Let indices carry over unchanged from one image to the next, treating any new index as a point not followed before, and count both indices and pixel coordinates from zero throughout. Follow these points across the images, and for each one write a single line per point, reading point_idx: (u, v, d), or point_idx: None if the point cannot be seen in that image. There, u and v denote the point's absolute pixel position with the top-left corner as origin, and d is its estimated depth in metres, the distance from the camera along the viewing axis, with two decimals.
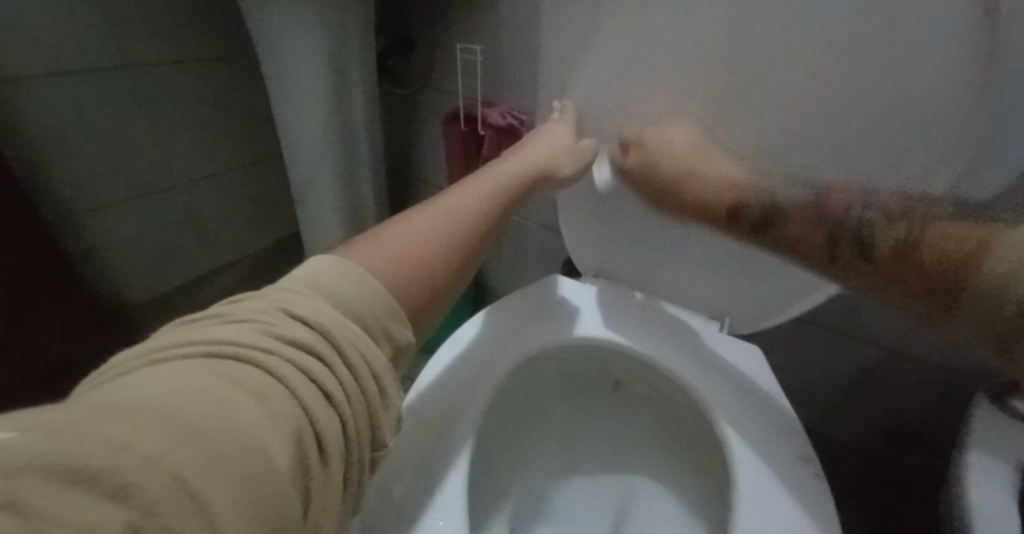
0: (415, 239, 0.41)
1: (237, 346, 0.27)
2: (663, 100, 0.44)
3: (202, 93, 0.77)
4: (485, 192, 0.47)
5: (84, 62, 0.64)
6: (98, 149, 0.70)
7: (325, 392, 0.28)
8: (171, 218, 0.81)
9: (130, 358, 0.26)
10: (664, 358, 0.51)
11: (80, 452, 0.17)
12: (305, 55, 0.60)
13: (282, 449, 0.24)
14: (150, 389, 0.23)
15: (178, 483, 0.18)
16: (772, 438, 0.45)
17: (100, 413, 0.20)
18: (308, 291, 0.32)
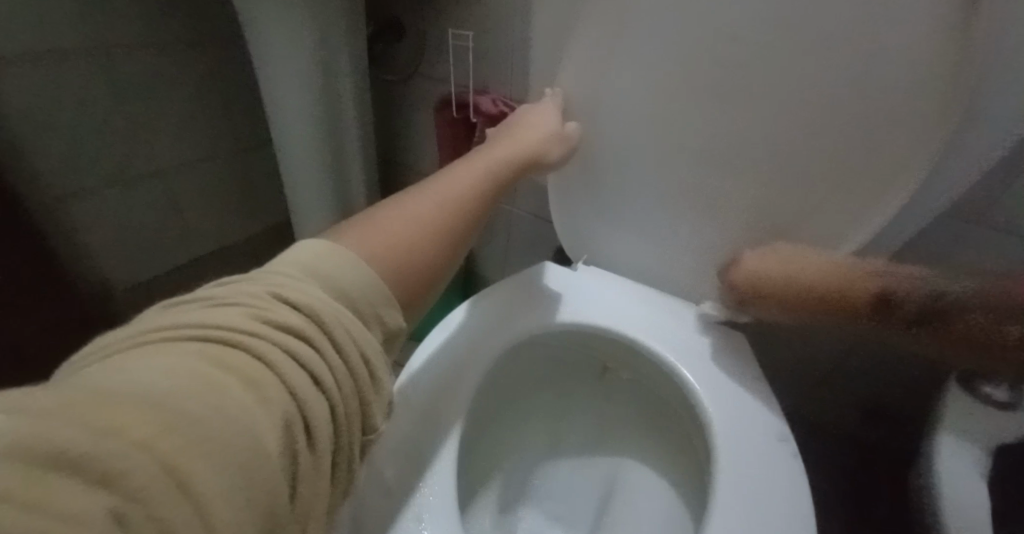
0: (407, 219, 0.37)
1: (218, 329, 0.23)
2: (655, 85, 0.46)
3: (181, 78, 0.79)
4: (479, 173, 0.44)
5: (64, 44, 0.66)
6: (83, 131, 0.72)
7: (316, 378, 0.24)
8: (154, 200, 0.84)
9: (106, 344, 0.23)
10: (649, 341, 0.51)
11: (67, 435, 0.15)
12: (289, 36, 0.60)
13: (273, 436, 0.21)
14: (116, 375, 0.19)
15: (167, 471, 0.16)
16: (751, 420, 0.45)
17: (81, 396, 0.17)
18: (302, 275, 0.28)
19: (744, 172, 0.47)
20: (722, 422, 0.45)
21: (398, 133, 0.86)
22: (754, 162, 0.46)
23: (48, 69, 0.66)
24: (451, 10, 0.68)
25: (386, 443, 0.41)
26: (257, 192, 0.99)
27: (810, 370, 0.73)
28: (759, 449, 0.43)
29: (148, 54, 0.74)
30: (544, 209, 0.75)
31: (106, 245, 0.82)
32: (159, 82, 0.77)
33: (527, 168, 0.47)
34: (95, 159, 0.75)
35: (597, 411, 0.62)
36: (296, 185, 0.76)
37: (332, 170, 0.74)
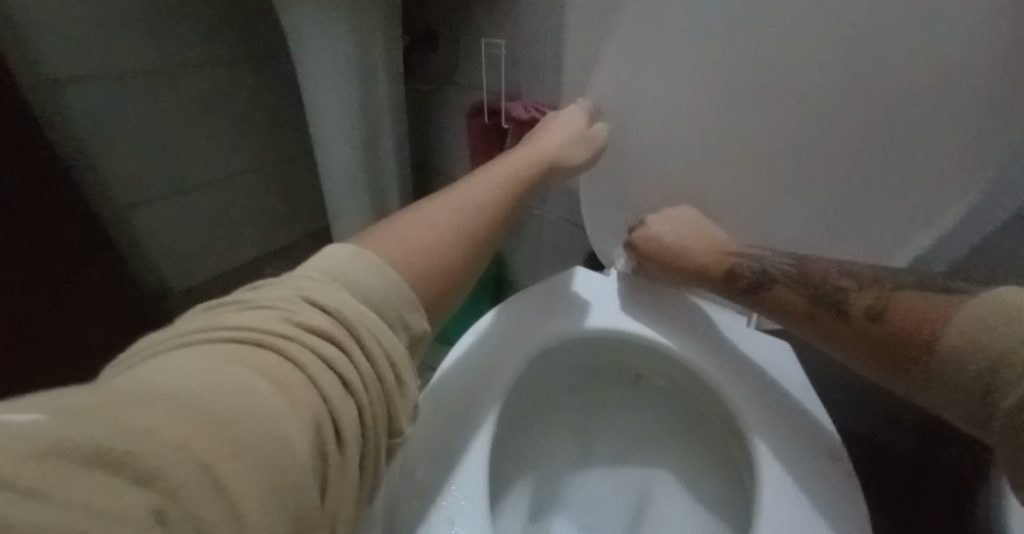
0: (429, 226, 0.37)
1: (251, 332, 0.24)
2: (690, 86, 0.45)
3: (232, 97, 0.83)
4: (502, 180, 0.44)
5: (127, 65, 0.71)
6: (143, 146, 0.77)
7: (344, 380, 0.25)
8: (205, 210, 0.89)
9: (148, 347, 0.24)
10: (683, 349, 0.49)
11: (109, 436, 0.15)
12: (330, 50, 0.62)
13: (302, 435, 0.21)
14: (156, 377, 0.20)
15: (203, 471, 0.17)
16: (796, 434, 0.43)
17: (122, 399, 0.18)
18: (330, 280, 0.28)
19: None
20: (764, 436, 0.43)
21: (432, 142, 0.87)
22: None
23: (113, 90, 0.71)
24: (484, 20, 0.68)
25: (416, 445, 0.41)
26: (298, 201, 1.03)
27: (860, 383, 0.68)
28: (805, 466, 0.41)
29: (202, 75, 0.79)
30: (575, 215, 0.75)
31: (161, 254, 0.87)
32: (211, 101, 0.81)
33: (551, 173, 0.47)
34: (153, 173, 0.80)
35: (630, 421, 0.61)
36: (334, 194, 0.78)
37: (368, 179, 0.76)
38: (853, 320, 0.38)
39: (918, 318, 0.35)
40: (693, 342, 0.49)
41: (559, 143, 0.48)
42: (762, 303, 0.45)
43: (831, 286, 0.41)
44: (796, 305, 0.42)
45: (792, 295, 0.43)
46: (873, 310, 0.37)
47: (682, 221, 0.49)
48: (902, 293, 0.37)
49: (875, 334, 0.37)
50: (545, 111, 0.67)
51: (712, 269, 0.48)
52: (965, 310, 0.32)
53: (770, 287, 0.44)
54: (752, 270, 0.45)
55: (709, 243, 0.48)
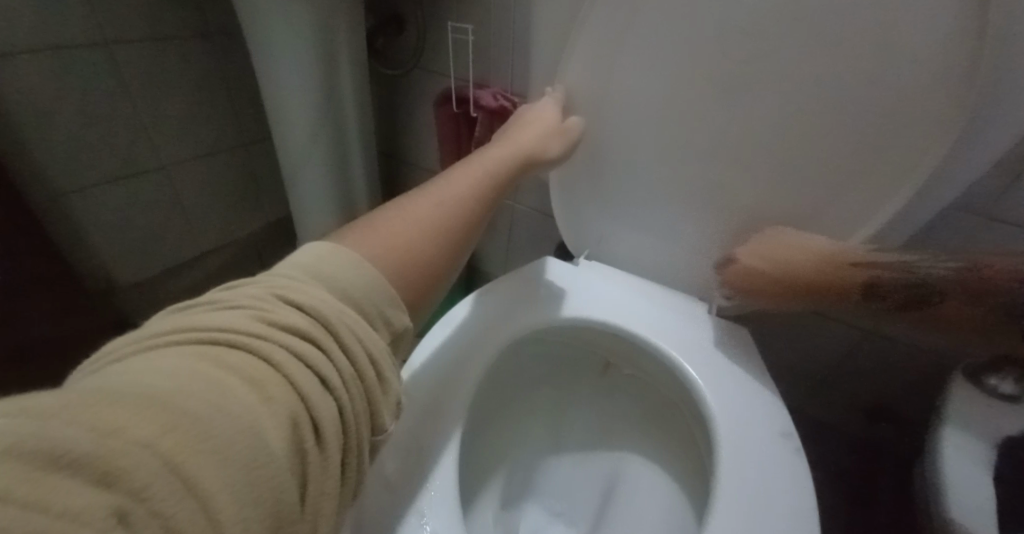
0: (408, 221, 0.37)
1: (223, 331, 0.23)
2: (657, 82, 0.46)
3: (182, 76, 0.78)
4: (479, 174, 0.43)
5: (63, 40, 0.65)
6: (82, 128, 0.72)
7: (323, 379, 0.24)
8: (155, 198, 0.84)
9: (112, 349, 0.23)
10: (649, 336, 0.51)
11: (68, 438, 0.15)
12: (290, 31, 0.59)
13: (279, 434, 0.21)
14: (120, 378, 0.19)
15: (171, 471, 0.16)
16: (753, 414, 0.45)
17: (89, 399, 0.17)
18: (304, 277, 0.28)
19: (751, 167, 0.47)
20: (726, 418, 0.45)
21: (400, 130, 0.85)
22: (757, 156, 0.46)
23: (47, 66, 0.65)
24: (452, 3, 0.67)
25: (392, 437, 0.41)
26: (257, 190, 0.98)
27: (811, 365, 0.73)
28: (761, 446, 0.43)
29: (149, 52, 0.73)
30: (547, 206, 0.75)
31: (108, 244, 0.82)
32: (159, 82, 0.76)
33: (527, 167, 0.47)
34: (96, 158, 0.75)
35: (599, 406, 0.62)
36: (297, 182, 0.75)
37: (333, 167, 0.74)
38: None
39: None
40: (661, 331, 0.51)
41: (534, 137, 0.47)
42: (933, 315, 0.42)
43: (1012, 293, 0.38)
44: (973, 317, 0.40)
45: (966, 310, 0.40)
46: None
47: (791, 239, 0.47)
48: None
49: None
50: (515, 101, 0.66)
51: (854, 286, 0.44)
52: None
53: (936, 300, 0.41)
54: (903, 287, 0.42)
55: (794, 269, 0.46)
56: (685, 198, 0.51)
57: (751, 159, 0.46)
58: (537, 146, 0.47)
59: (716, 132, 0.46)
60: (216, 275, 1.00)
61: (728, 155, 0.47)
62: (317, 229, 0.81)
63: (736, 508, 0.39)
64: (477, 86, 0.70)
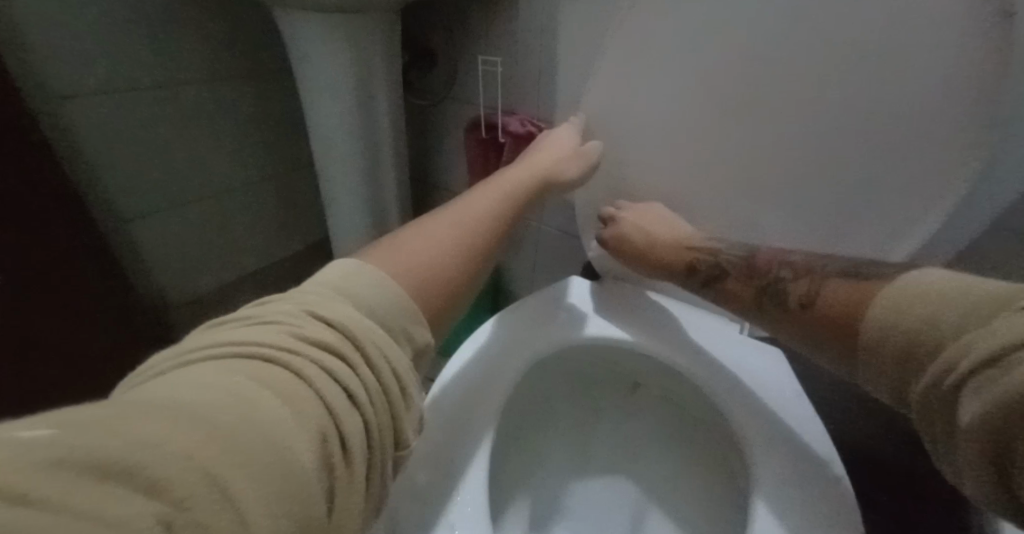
0: (432, 242, 0.38)
1: (258, 347, 0.24)
2: (680, 106, 0.46)
3: (234, 111, 0.85)
4: (502, 197, 0.45)
5: (132, 81, 0.72)
6: (144, 160, 0.78)
7: (350, 393, 0.25)
8: (207, 223, 0.90)
9: (158, 363, 0.25)
10: (677, 355, 0.50)
11: (121, 445, 0.16)
12: (332, 67, 0.64)
13: (308, 446, 0.22)
14: (167, 390, 0.21)
15: (209, 479, 0.17)
16: (788, 436, 0.43)
17: (137, 413, 0.18)
18: (334, 295, 0.29)
19: (778, 186, 0.46)
20: (760, 438, 0.43)
21: (431, 155, 0.89)
22: (785, 175, 0.45)
23: (117, 105, 0.72)
24: (481, 35, 0.70)
25: (418, 453, 0.42)
26: (298, 214, 1.04)
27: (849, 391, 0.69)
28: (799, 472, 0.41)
29: (206, 90, 0.80)
30: (572, 226, 0.76)
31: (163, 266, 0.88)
32: (214, 116, 0.83)
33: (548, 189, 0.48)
34: (156, 187, 0.81)
35: (626, 429, 0.61)
36: (334, 206, 0.79)
37: (368, 191, 0.77)
38: (809, 307, 0.39)
39: (846, 300, 0.36)
40: (690, 349, 0.50)
41: (556, 160, 0.49)
42: (721, 295, 0.47)
43: (773, 274, 0.43)
44: (745, 293, 0.44)
45: (741, 285, 0.45)
46: (806, 297, 0.39)
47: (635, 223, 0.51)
48: (833, 279, 0.39)
49: (808, 319, 0.39)
50: (541, 126, 0.68)
51: (675, 261, 0.49)
52: (890, 288, 0.34)
53: (722, 279, 0.46)
54: (716, 265, 0.47)
55: (675, 237, 0.49)
56: (710, 218, 0.51)
57: (778, 178, 0.45)
58: (558, 169, 0.48)
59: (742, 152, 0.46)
60: (258, 294, 1.05)
61: (754, 174, 0.46)
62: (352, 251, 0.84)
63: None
64: (504, 113, 0.72)
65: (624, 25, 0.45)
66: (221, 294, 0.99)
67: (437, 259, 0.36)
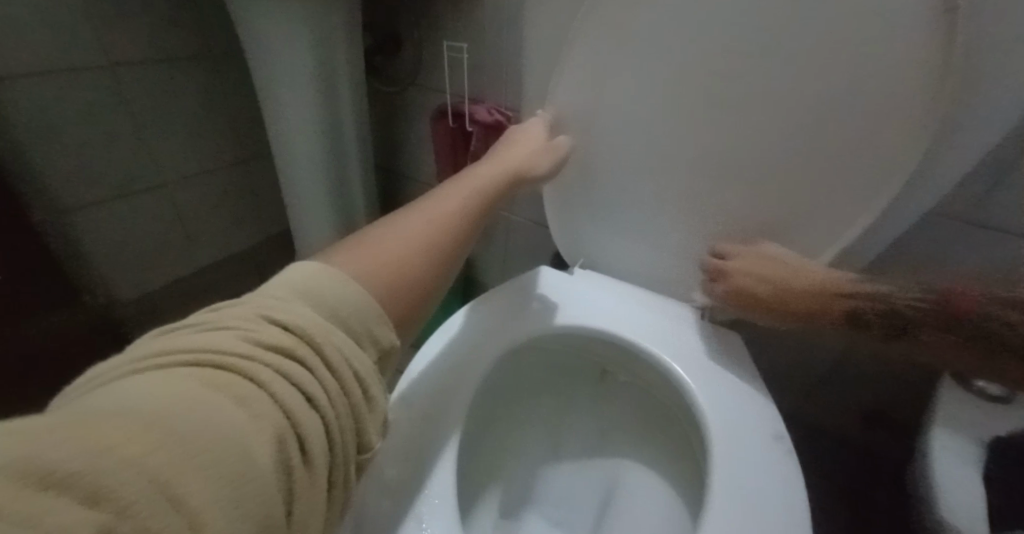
0: (397, 238, 0.37)
1: (208, 352, 0.23)
2: (645, 96, 0.47)
3: (184, 96, 0.80)
4: (469, 191, 0.44)
5: (69, 61, 0.67)
6: (86, 147, 0.73)
7: (309, 396, 0.25)
8: (158, 214, 0.85)
9: (100, 373, 0.23)
10: (643, 342, 0.51)
11: (58, 456, 0.15)
12: (289, 50, 0.61)
13: (266, 451, 0.21)
14: (107, 400, 0.19)
15: (158, 488, 0.16)
16: (745, 417, 0.45)
17: (76, 420, 0.17)
18: (291, 296, 0.28)
19: (739, 181, 0.47)
20: (718, 420, 0.45)
21: (397, 144, 0.87)
22: (745, 170, 0.46)
23: (52, 87, 0.67)
24: (446, 22, 0.68)
25: (388, 447, 0.41)
26: (257, 205, 1.00)
27: (805, 374, 0.72)
28: (760, 450, 0.42)
29: (152, 72, 0.75)
30: (540, 216, 0.76)
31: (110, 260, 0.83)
32: (161, 100, 0.78)
33: (516, 184, 0.48)
34: (100, 175, 0.76)
35: (595, 414, 0.62)
36: (297, 196, 0.76)
37: (332, 181, 0.75)
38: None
39: None
40: (656, 338, 0.51)
41: (524, 154, 0.48)
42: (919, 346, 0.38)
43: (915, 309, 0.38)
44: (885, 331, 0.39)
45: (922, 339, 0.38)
46: None
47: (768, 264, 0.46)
48: None
49: None
50: (508, 115, 0.68)
51: (820, 309, 0.42)
52: None
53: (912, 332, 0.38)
54: (886, 314, 0.39)
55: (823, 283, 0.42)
56: (675, 209, 0.51)
57: (740, 173, 0.46)
58: (525, 162, 0.47)
59: (705, 146, 0.46)
60: (217, 287, 1.01)
61: (717, 167, 0.47)
62: (317, 242, 0.82)
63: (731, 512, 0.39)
64: (472, 102, 0.71)
65: (587, 14, 0.45)
66: (174, 289, 0.94)
67: (402, 255, 0.35)
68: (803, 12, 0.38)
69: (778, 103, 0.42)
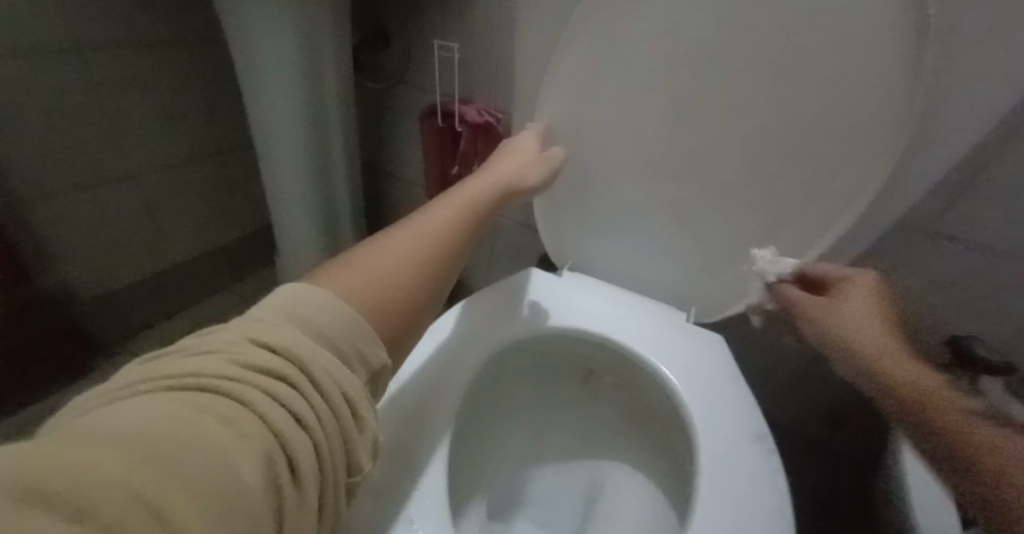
0: (387, 256, 0.37)
1: (191, 377, 0.22)
2: (632, 102, 0.48)
3: (158, 84, 0.78)
4: (459, 208, 0.44)
5: (33, 44, 0.64)
6: (49, 135, 0.70)
7: (297, 416, 0.24)
8: (126, 207, 0.82)
9: (76, 407, 0.22)
10: (632, 345, 0.53)
11: (41, 476, 0.14)
12: (274, 42, 0.60)
13: (255, 470, 0.20)
14: (83, 426, 0.18)
15: (144, 506, 0.15)
16: (727, 419, 0.47)
17: (54, 442, 0.16)
18: (277, 319, 0.27)
19: (720, 189, 0.49)
20: (702, 420, 0.47)
21: (383, 144, 0.86)
22: (724, 180, 0.48)
23: (18, 73, 0.64)
24: (435, 22, 0.69)
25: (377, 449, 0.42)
26: (235, 201, 0.98)
27: (782, 376, 0.75)
28: (739, 451, 0.44)
29: (126, 63, 0.73)
30: (527, 218, 0.77)
31: (78, 256, 0.80)
32: (135, 92, 0.76)
33: (505, 197, 0.48)
34: (69, 168, 0.73)
35: (581, 413, 0.64)
36: (280, 193, 0.75)
37: (316, 177, 0.74)
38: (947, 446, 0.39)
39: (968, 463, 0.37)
40: (644, 342, 0.53)
41: (515, 167, 0.49)
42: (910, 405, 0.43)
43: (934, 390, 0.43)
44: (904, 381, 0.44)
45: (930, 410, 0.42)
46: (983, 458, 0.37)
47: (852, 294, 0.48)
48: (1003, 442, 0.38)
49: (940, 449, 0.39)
50: (498, 116, 0.68)
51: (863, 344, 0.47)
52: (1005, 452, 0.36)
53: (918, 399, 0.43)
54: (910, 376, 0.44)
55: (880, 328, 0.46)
56: (660, 213, 0.53)
57: (722, 182, 0.48)
58: (512, 179, 0.48)
59: (689, 154, 0.48)
60: (192, 285, 0.98)
61: (699, 175, 0.49)
62: (299, 239, 0.81)
63: (713, 510, 0.40)
64: (461, 101, 0.72)
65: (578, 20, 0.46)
66: (146, 288, 0.91)
67: (389, 275, 0.35)
68: (784, 28, 0.40)
69: (757, 113, 0.44)
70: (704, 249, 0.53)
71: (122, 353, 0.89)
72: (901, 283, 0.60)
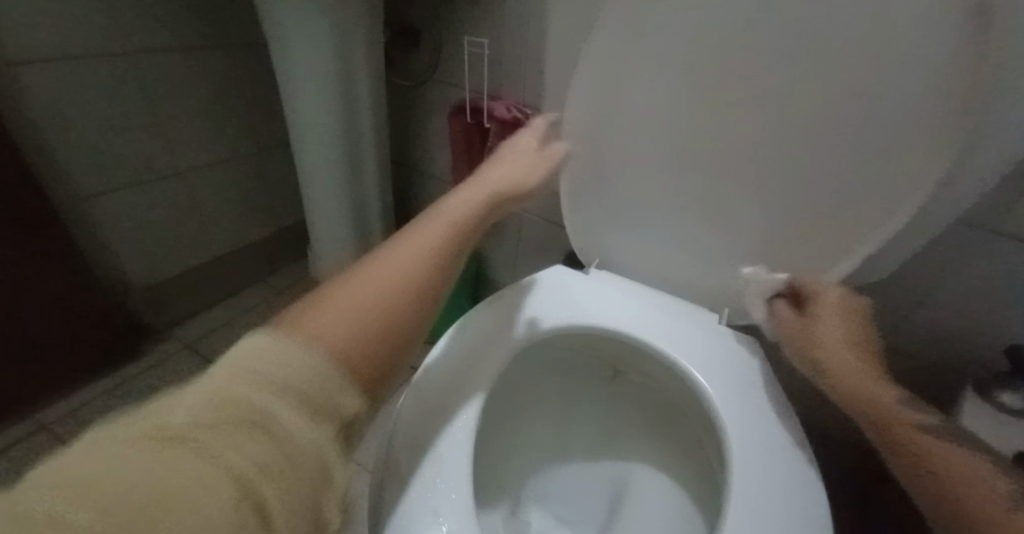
0: (392, 262, 0.32)
1: (185, 400, 0.21)
2: (665, 96, 0.47)
3: (201, 85, 0.82)
4: (463, 212, 0.40)
5: (88, 49, 0.68)
6: (103, 135, 0.74)
7: (297, 435, 0.21)
8: (172, 203, 0.86)
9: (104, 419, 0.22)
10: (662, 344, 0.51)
11: (42, 500, 0.15)
12: (309, 42, 0.61)
13: (247, 495, 0.18)
14: (86, 452, 0.18)
15: (141, 523, 0.15)
16: (760, 423, 0.45)
17: (62, 472, 0.16)
18: (277, 332, 0.24)
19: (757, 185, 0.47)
20: (734, 422, 0.45)
21: (413, 141, 0.87)
22: (761, 174, 0.46)
23: (75, 73, 0.68)
24: (465, 17, 0.69)
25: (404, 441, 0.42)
26: (272, 196, 1.01)
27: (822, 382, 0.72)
28: (770, 457, 0.42)
29: (172, 62, 0.77)
30: (555, 214, 0.76)
31: (128, 247, 0.84)
32: (180, 93, 0.79)
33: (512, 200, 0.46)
34: (119, 163, 0.77)
35: (607, 412, 0.63)
36: (314, 189, 0.77)
37: (348, 174, 0.75)
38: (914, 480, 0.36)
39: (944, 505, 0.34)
40: (672, 340, 0.51)
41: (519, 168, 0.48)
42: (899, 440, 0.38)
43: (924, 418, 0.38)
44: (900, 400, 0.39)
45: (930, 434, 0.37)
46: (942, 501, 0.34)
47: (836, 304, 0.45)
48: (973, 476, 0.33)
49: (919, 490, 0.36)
50: (527, 112, 0.68)
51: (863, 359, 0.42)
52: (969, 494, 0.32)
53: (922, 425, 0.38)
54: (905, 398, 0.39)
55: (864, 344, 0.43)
56: (693, 209, 0.52)
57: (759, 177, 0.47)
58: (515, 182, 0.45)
59: (724, 147, 0.47)
60: (229, 278, 1.01)
61: (733, 170, 0.48)
62: (331, 234, 0.83)
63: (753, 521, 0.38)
64: (488, 97, 0.72)
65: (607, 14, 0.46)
66: (189, 278, 0.94)
67: (396, 281, 0.30)
68: (827, 18, 0.38)
69: (797, 107, 0.42)
70: (740, 248, 0.52)
71: (168, 340, 0.93)
72: (955, 283, 0.56)
